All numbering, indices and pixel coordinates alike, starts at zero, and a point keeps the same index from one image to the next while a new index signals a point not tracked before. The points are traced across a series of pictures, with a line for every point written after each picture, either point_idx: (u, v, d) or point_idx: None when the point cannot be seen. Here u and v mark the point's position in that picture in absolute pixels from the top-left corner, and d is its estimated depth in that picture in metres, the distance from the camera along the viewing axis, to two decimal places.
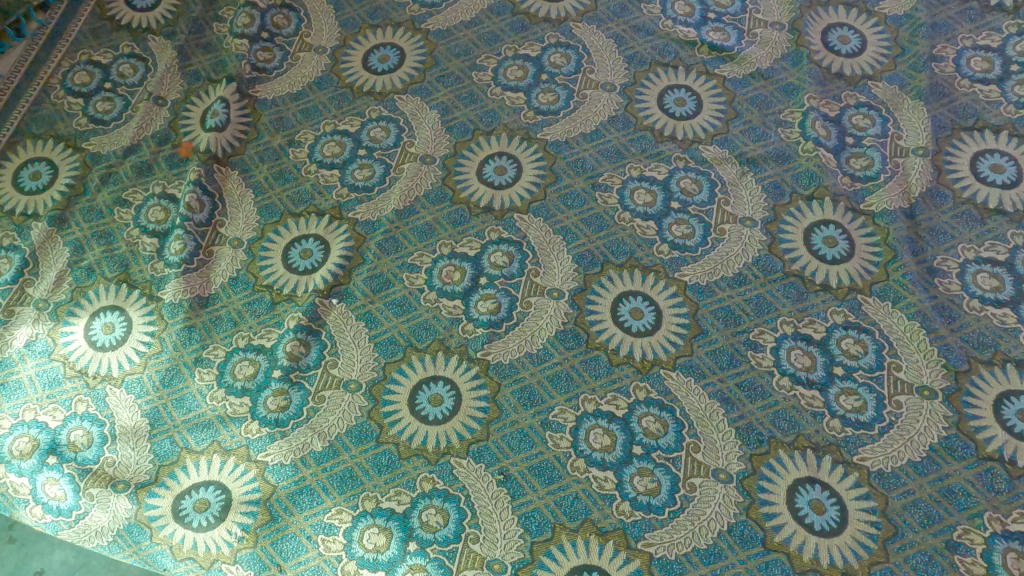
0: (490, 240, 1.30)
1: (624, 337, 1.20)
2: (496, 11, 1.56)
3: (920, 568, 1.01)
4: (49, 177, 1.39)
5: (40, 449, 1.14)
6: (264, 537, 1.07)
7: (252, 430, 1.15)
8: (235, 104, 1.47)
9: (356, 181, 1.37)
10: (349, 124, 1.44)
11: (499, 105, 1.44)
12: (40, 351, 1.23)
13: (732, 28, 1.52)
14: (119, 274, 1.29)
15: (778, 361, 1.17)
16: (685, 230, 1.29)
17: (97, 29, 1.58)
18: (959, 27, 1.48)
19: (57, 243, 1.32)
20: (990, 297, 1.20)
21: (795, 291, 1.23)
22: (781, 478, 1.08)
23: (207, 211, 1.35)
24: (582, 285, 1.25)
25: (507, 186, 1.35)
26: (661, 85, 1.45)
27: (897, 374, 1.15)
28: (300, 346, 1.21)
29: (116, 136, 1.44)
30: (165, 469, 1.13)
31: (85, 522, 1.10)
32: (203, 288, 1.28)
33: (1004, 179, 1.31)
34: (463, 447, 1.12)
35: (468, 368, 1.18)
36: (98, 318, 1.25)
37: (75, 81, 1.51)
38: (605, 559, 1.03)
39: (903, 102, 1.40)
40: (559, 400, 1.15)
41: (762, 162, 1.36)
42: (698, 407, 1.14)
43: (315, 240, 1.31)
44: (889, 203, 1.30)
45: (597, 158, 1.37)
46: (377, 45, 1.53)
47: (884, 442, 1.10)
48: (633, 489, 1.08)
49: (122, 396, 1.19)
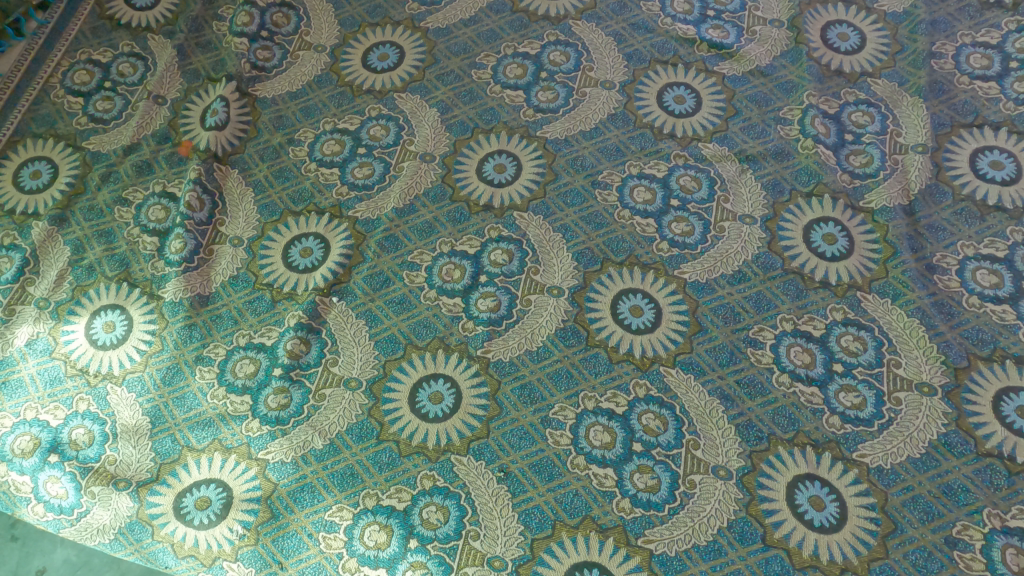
0: (490, 238, 1.30)
1: (624, 334, 1.20)
2: (496, 9, 1.56)
3: (919, 564, 1.01)
4: (49, 176, 1.39)
5: (42, 448, 1.15)
6: (265, 535, 1.07)
7: (252, 428, 1.15)
8: (235, 102, 1.47)
9: (356, 179, 1.37)
10: (349, 122, 1.44)
11: (498, 103, 1.44)
12: (41, 350, 1.23)
13: (732, 25, 1.52)
14: (119, 272, 1.30)
15: (778, 358, 1.17)
16: (685, 227, 1.30)
17: (97, 28, 1.58)
18: (959, 24, 1.48)
19: (58, 242, 1.33)
20: (990, 293, 1.21)
21: (794, 289, 1.23)
22: (780, 475, 1.08)
23: (207, 210, 1.35)
24: (581, 282, 1.25)
25: (507, 183, 1.35)
26: (660, 82, 1.45)
27: (896, 370, 1.15)
28: (301, 344, 1.21)
29: (116, 135, 1.44)
30: (167, 467, 1.13)
31: (86, 520, 1.10)
32: (203, 286, 1.28)
33: (1004, 176, 1.31)
34: (463, 444, 1.12)
35: (468, 366, 1.19)
36: (99, 317, 1.25)
37: (75, 80, 1.51)
38: (605, 556, 1.03)
39: (902, 99, 1.40)
40: (559, 397, 1.16)
41: (761, 160, 1.36)
42: (698, 404, 1.14)
43: (316, 238, 1.32)
44: (888, 200, 1.30)
45: (597, 156, 1.38)
46: (376, 43, 1.53)
47: (884, 438, 1.10)
48: (633, 486, 1.08)
49: (123, 395, 1.19)
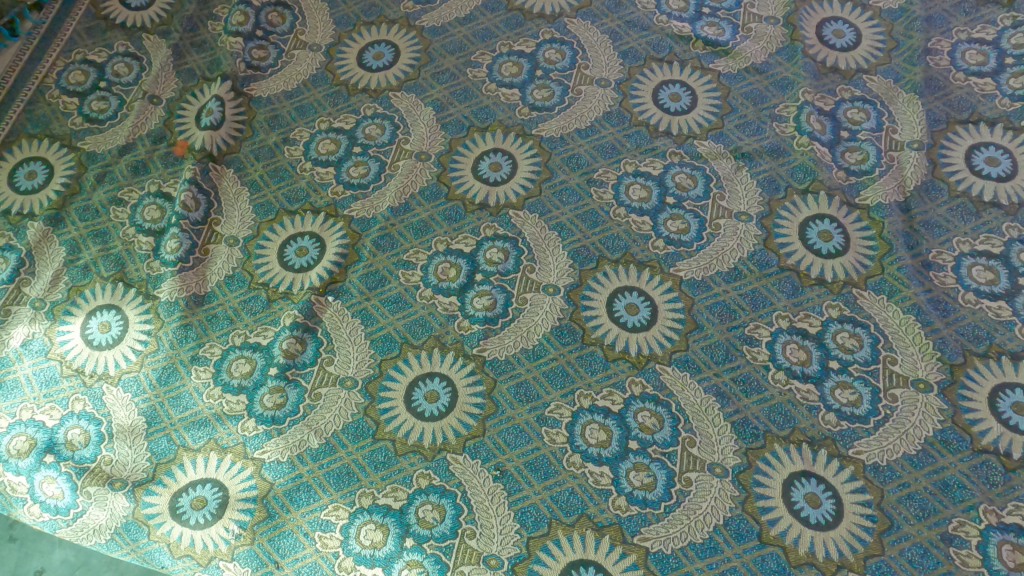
0: (485, 237, 1.30)
1: (620, 332, 1.20)
2: (490, 7, 1.56)
3: (915, 561, 1.01)
4: (45, 177, 1.39)
5: (37, 448, 1.15)
6: (262, 534, 1.07)
7: (248, 428, 1.15)
8: (230, 102, 1.47)
9: (351, 178, 1.37)
10: (344, 122, 1.44)
11: (493, 102, 1.44)
12: (36, 350, 1.23)
13: (727, 22, 1.52)
14: (114, 272, 1.30)
15: (774, 355, 1.17)
16: (681, 225, 1.30)
17: (91, 28, 1.58)
18: (954, 20, 1.48)
19: (53, 242, 1.33)
20: (985, 290, 1.20)
21: (790, 286, 1.23)
22: (776, 472, 1.08)
23: (203, 210, 1.35)
24: (577, 281, 1.25)
25: (503, 182, 1.35)
26: (655, 80, 1.45)
27: (892, 367, 1.15)
28: (297, 343, 1.21)
29: (111, 135, 1.44)
30: (162, 467, 1.13)
31: (82, 520, 1.10)
32: (199, 286, 1.28)
33: (999, 172, 1.31)
34: (459, 443, 1.12)
35: (465, 365, 1.18)
36: (95, 317, 1.25)
37: (70, 80, 1.51)
38: (601, 554, 1.03)
39: (897, 96, 1.40)
40: (555, 396, 1.16)
41: (757, 157, 1.36)
42: (693, 402, 1.14)
43: (311, 237, 1.32)
44: (884, 197, 1.30)
45: (592, 154, 1.38)
46: (371, 43, 1.53)
47: (880, 435, 1.10)
48: (629, 484, 1.08)
49: (118, 395, 1.19)
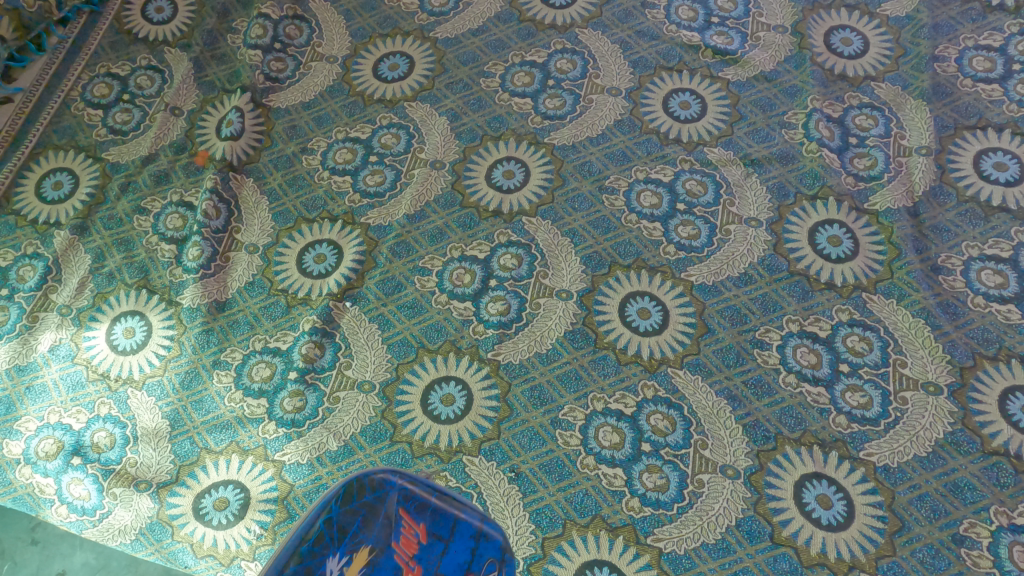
0: (500, 243, 1.33)
1: (632, 336, 1.22)
2: (503, 18, 1.59)
3: (926, 562, 1.02)
4: (70, 187, 1.43)
5: (65, 450, 1.18)
6: (283, 534, 1.10)
7: (269, 431, 1.18)
8: (250, 113, 1.50)
9: (368, 187, 1.40)
10: (360, 131, 1.47)
11: (507, 111, 1.47)
12: (63, 355, 1.27)
13: (735, 31, 1.54)
14: (138, 279, 1.33)
15: (786, 358, 1.19)
16: (691, 230, 1.32)
17: (115, 42, 1.62)
18: (962, 28, 1.50)
19: (79, 251, 1.36)
20: (994, 293, 1.22)
21: (800, 290, 1.25)
22: (787, 474, 1.09)
23: (223, 218, 1.38)
24: (589, 286, 1.27)
25: (516, 189, 1.38)
26: (665, 89, 1.47)
27: (901, 370, 1.16)
28: (315, 348, 1.24)
29: (134, 146, 1.48)
30: (185, 469, 1.16)
31: (108, 521, 1.13)
32: (219, 292, 1.31)
33: (1007, 177, 1.32)
34: (475, 446, 1.15)
35: (480, 368, 1.21)
36: (120, 323, 1.29)
37: (94, 93, 1.55)
38: (615, 555, 1.05)
39: (905, 102, 1.42)
40: (569, 398, 1.18)
41: (766, 164, 1.38)
42: (706, 405, 1.16)
43: (329, 244, 1.35)
44: (892, 202, 1.31)
45: (603, 162, 1.40)
46: (387, 54, 1.56)
47: (890, 437, 1.11)
48: (641, 485, 1.10)
49: (142, 399, 1.22)
